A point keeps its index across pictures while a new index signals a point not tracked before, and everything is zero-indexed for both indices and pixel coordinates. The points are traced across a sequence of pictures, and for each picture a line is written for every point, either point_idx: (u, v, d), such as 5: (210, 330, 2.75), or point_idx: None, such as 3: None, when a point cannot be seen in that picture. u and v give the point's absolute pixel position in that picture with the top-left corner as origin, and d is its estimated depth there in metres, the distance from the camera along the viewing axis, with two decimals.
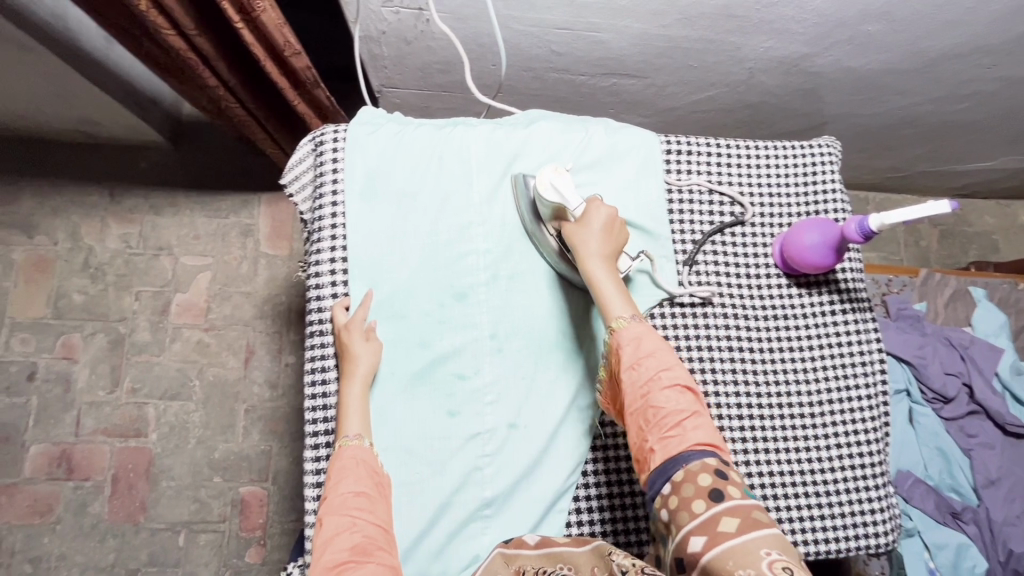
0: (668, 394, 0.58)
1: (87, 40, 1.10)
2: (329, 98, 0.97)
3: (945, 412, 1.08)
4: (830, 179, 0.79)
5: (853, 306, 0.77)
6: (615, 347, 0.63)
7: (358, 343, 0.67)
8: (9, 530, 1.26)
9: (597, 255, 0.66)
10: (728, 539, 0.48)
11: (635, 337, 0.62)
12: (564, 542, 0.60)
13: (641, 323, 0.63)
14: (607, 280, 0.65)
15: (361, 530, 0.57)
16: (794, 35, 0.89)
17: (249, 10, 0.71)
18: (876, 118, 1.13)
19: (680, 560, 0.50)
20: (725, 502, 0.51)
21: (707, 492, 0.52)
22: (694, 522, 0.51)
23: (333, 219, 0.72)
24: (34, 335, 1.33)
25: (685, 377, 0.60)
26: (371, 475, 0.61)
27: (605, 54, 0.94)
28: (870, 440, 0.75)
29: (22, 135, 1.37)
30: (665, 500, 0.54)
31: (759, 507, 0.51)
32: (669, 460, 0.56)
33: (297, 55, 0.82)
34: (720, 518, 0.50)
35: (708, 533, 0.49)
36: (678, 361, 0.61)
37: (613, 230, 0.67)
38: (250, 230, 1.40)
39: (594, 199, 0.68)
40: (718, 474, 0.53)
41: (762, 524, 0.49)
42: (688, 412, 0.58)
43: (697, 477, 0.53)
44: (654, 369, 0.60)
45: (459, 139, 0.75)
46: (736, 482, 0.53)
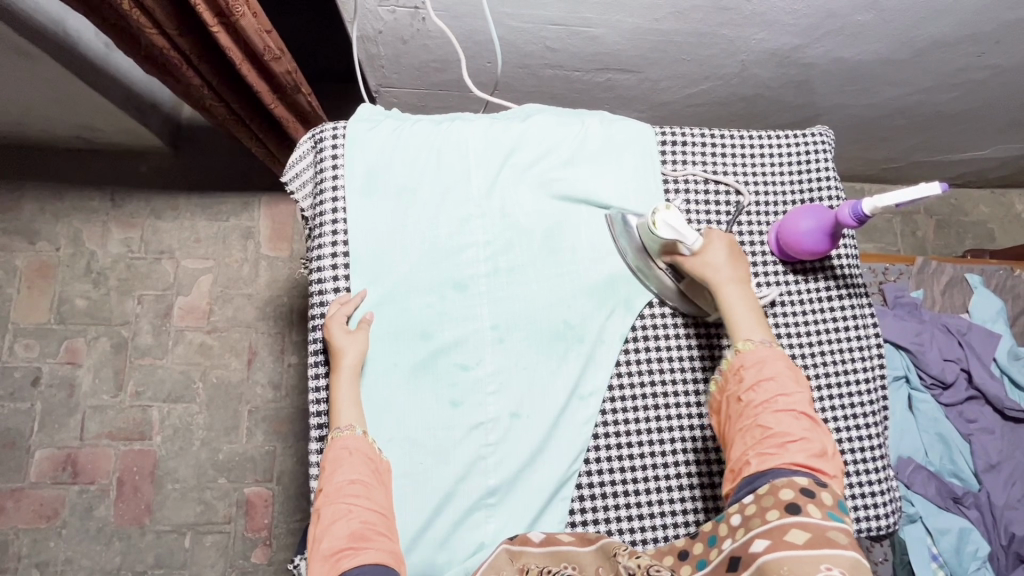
0: (780, 416, 0.58)
1: (86, 46, 1.11)
2: (309, 100, 0.98)
3: (944, 398, 1.09)
4: (823, 166, 0.80)
5: (849, 292, 0.78)
6: (735, 366, 0.63)
7: (341, 336, 0.67)
8: (15, 535, 1.26)
9: (730, 280, 0.67)
10: (791, 550, 0.49)
11: (757, 360, 0.62)
12: (568, 540, 0.61)
13: (768, 349, 0.63)
14: (741, 304, 0.66)
15: (359, 516, 0.58)
16: (786, 26, 0.90)
17: (228, 14, 0.72)
18: (869, 109, 1.14)
19: (734, 559, 0.53)
20: (800, 516, 0.52)
21: (786, 504, 0.53)
22: (763, 527, 0.52)
23: (333, 215, 0.72)
24: (37, 341, 1.34)
25: (804, 405, 0.59)
26: (367, 463, 0.62)
27: (599, 50, 0.95)
28: (869, 422, 0.75)
29: (23, 143, 1.38)
30: (741, 506, 0.55)
31: (840, 531, 0.51)
32: (761, 473, 0.56)
33: (277, 60, 0.83)
34: (789, 529, 0.51)
35: (772, 538, 0.51)
36: (800, 389, 0.60)
37: (737, 257, 0.68)
38: (250, 232, 1.41)
39: (714, 232, 0.69)
40: (804, 492, 0.53)
41: (835, 544, 0.50)
42: (797, 436, 0.57)
43: (780, 490, 0.54)
44: (771, 391, 0.60)
45: (457, 134, 0.76)
46: (823, 503, 0.53)
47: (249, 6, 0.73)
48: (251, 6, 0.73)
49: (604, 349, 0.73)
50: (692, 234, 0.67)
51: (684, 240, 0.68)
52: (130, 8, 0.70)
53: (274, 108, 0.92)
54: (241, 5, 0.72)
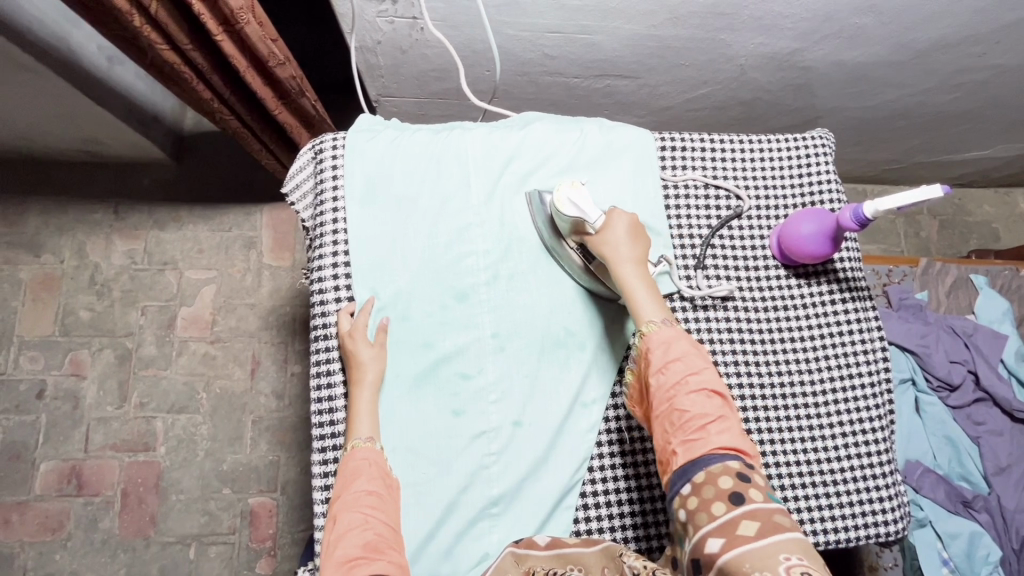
0: (695, 399, 0.58)
1: (89, 60, 1.13)
2: (314, 107, 0.98)
3: (951, 400, 1.07)
4: (823, 170, 0.80)
5: (852, 295, 0.78)
6: (645, 351, 0.63)
7: (362, 347, 0.68)
8: (20, 548, 1.26)
9: (629, 259, 0.67)
10: (745, 544, 0.48)
11: (662, 343, 0.62)
12: (574, 544, 0.61)
13: (670, 329, 0.63)
14: (641, 285, 0.66)
15: (373, 528, 0.57)
16: (784, 30, 0.90)
17: (233, 21, 0.73)
18: (869, 111, 1.14)
19: (696, 560, 0.51)
20: (745, 505, 0.51)
21: (729, 495, 0.52)
22: (713, 524, 0.51)
23: (334, 225, 0.73)
24: (42, 353, 1.34)
25: (713, 382, 0.60)
26: (384, 476, 0.62)
27: (597, 56, 0.95)
28: (876, 427, 0.75)
29: (27, 157, 1.39)
30: (684, 500, 0.55)
31: (781, 511, 0.51)
32: (692, 463, 0.56)
33: (282, 66, 0.83)
34: (738, 522, 0.50)
35: (726, 535, 0.50)
36: (707, 366, 0.61)
37: (638, 237, 0.68)
38: (253, 242, 1.41)
39: (616, 209, 0.69)
40: (739, 478, 0.54)
41: (782, 527, 0.49)
42: (715, 417, 0.58)
43: (719, 479, 0.54)
44: (682, 375, 0.60)
45: (456, 143, 0.76)
46: (758, 485, 0.54)
47: (252, 12, 0.74)
48: (254, 12, 0.74)
49: (606, 356, 0.73)
50: (595, 211, 0.68)
51: (587, 219, 0.68)
52: (141, 24, 0.71)
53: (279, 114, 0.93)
54: (245, 12, 0.72)
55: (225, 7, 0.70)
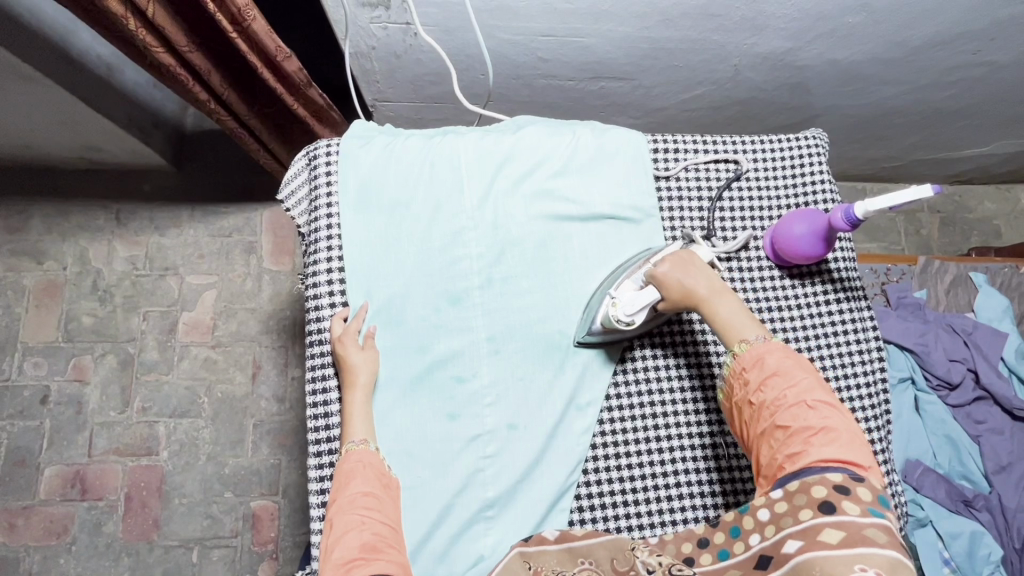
0: (797, 411, 0.57)
1: (88, 69, 1.14)
2: (322, 96, 0.96)
3: (951, 399, 1.07)
4: (817, 170, 0.80)
5: (847, 295, 0.78)
6: (737, 369, 0.62)
7: (354, 352, 0.68)
8: (26, 552, 1.28)
9: (711, 292, 0.66)
10: (825, 549, 0.49)
11: (756, 359, 0.61)
12: (581, 536, 0.60)
13: (773, 345, 0.62)
14: (730, 308, 0.65)
15: (371, 528, 0.58)
16: (777, 30, 0.90)
17: (241, 20, 0.74)
18: (866, 109, 1.13)
19: (767, 558, 0.53)
20: (835, 515, 0.50)
21: (819, 504, 0.51)
22: (796, 527, 0.52)
23: (329, 232, 0.73)
24: (45, 359, 1.36)
25: (817, 396, 0.58)
26: (379, 477, 0.63)
27: (590, 59, 0.96)
28: (871, 426, 0.75)
29: (30, 165, 1.41)
30: (770, 504, 0.55)
31: (879, 525, 0.49)
32: (791, 474, 0.56)
33: (289, 60, 0.84)
34: (822, 529, 0.50)
35: (806, 539, 0.50)
36: (811, 379, 0.59)
37: (693, 269, 0.67)
38: (253, 247, 1.42)
39: (656, 270, 0.67)
40: (838, 490, 0.52)
41: (873, 542, 0.48)
42: (820, 430, 0.56)
43: (812, 488, 0.53)
44: (782, 388, 0.59)
45: (450, 148, 0.76)
46: (861, 498, 0.51)
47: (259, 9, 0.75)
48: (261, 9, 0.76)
49: (602, 358, 0.73)
50: (649, 297, 0.67)
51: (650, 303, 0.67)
52: (138, 27, 0.72)
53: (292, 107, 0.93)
54: (251, 9, 0.74)
55: (232, 6, 0.72)
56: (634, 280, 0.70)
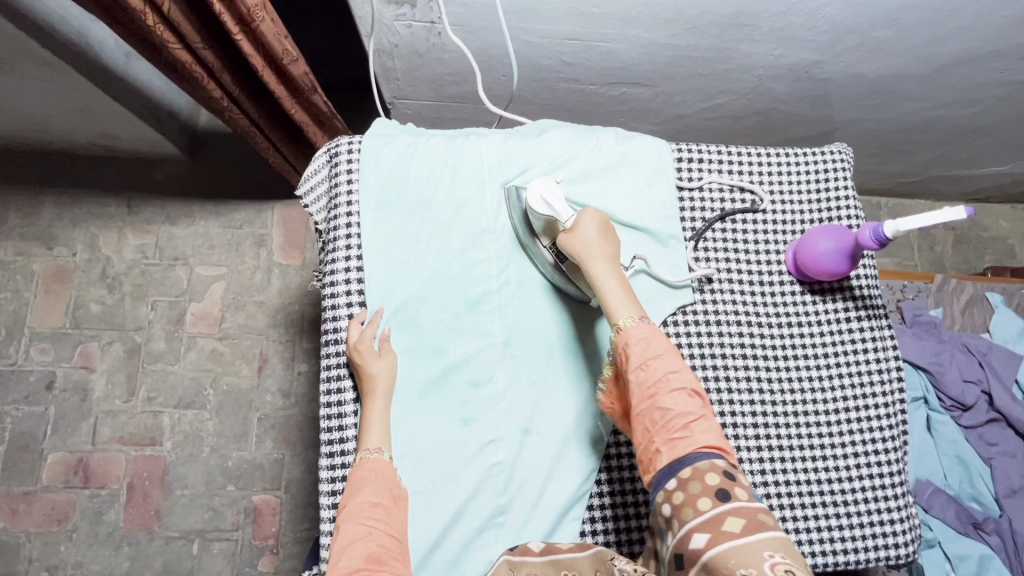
0: (678, 398, 0.58)
1: (106, 55, 1.13)
2: (326, 103, 0.97)
3: (964, 420, 1.06)
4: (842, 185, 0.79)
5: (868, 313, 0.77)
6: (622, 347, 0.62)
7: (372, 360, 0.67)
8: (26, 538, 1.27)
9: (600, 256, 0.66)
10: (730, 540, 0.49)
11: (641, 340, 0.62)
12: (567, 549, 0.62)
13: (649, 328, 0.63)
14: (611, 279, 0.65)
15: (377, 540, 0.58)
16: (804, 42, 0.89)
17: (247, 20, 0.72)
18: (887, 123, 1.12)
19: (679, 555, 0.51)
20: (731, 501, 0.52)
21: (714, 491, 0.53)
22: (698, 518, 0.52)
23: (348, 229, 0.72)
24: (52, 345, 1.35)
25: (692, 382, 0.60)
26: (389, 488, 0.62)
27: (613, 64, 0.95)
28: (888, 447, 0.74)
29: (42, 149, 1.40)
30: (668, 496, 0.55)
31: (763, 509, 0.52)
32: (678, 461, 0.56)
33: (295, 63, 0.83)
34: (724, 518, 0.51)
35: (711, 530, 0.50)
36: (686, 367, 0.61)
37: (608, 235, 0.68)
38: (263, 240, 1.42)
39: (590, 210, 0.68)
40: (727, 476, 0.54)
41: (766, 526, 0.50)
42: (696, 415, 0.58)
43: (705, 476, 0.54)
44: (667, 382, 0.59)
45: (472, 149, 0.75)
46: (743, 484, 0.54)
47: (267, 10, 0.74)
48: (268, 10, 0.74)
49: None
50: (567, 209, 0.68)
51: (558, 213, 0.68)
52: (155, 23, 0.70)
53: (292, 112, 0.92)
54: (259, 10, 0.72)
55: (240, 6, 0.70)
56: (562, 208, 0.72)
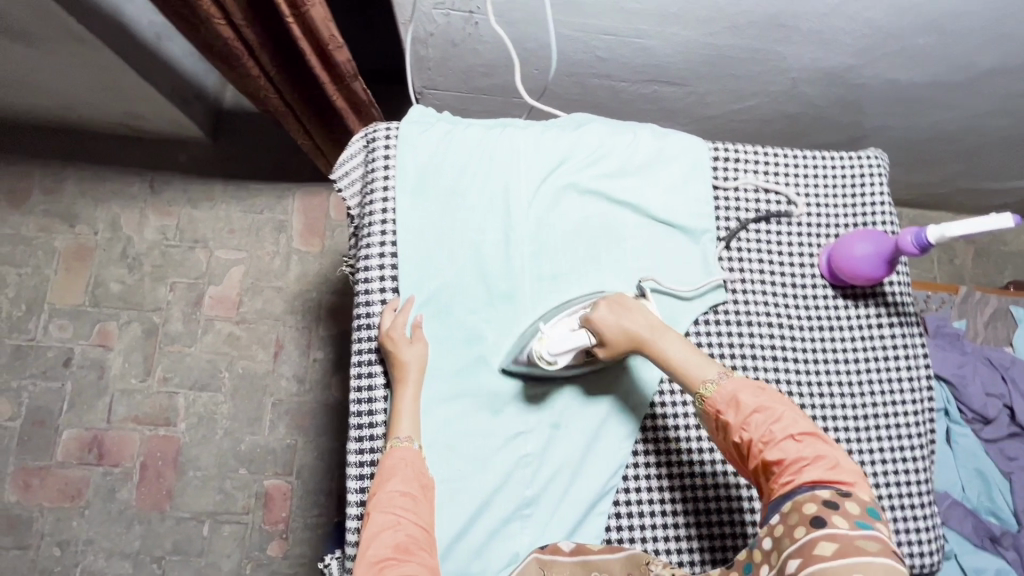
0: (774, 439, 0.57)
1: (139, 34, 1.14)
2: (365, 92, 0.97)
3: (985, 433, 1.05)
4: (877, 191, 0.79)
5: (900, 320, 0.77)
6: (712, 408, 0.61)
7: (404, 347, 0.67)
8: (39, 513, 1.28)
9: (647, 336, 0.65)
10: (822, 562, 0.49)
11: (728, 394, 0.60)
12: (598, 550, 0.62)
13: (731, 379, 0.61)
14: (673, 354, 0.64)
15: (404, 529, 0.58)
16: (842, 45, 0.88)
17: (298, 3, 0.73)
18: (916, 132, 1.12)
19: None
20: (826, 528, 0.51)
21: (810, 520, 0.52)
22: (793, 546, 0.52)
23: (383, 214, 0.73)
24: (71, 322, 1.36)
25: (792, 420, 0.58)
26: (418, 477, 0.62)
27: (647, 61, 0.94)
28: (916, 455, 0.74)
29: (68, 127, 1.41)
30: (770, 530, 0.55)
31: (871, 537, 0.50)
32: (780, 498, 0.56)
33: (339, 49, 0.83)
34: (817, 542, 0.50)
35: (803, 555, 0.50)
36: (786, 406, 0.59)
37: (628, 315, 0.66)
38: (283, 226, 1.42)
39: (593, 315, 0.65)
40: (827, 505, 0.52)
41: (865, 551, 0.49)
42: (799, 453, 0.56)
43: (803, 506, 0.53)
44: (763, 421, 0.58)
45: (509, 140, 0.75)
46: (849, 512, 0.52)
47: None
48: None
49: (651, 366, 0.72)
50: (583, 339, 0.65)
51: (579, 346, 0.65)
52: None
53: (332, 97, 0.93)
54: None
55: None
56: (566, 319, 0.68)
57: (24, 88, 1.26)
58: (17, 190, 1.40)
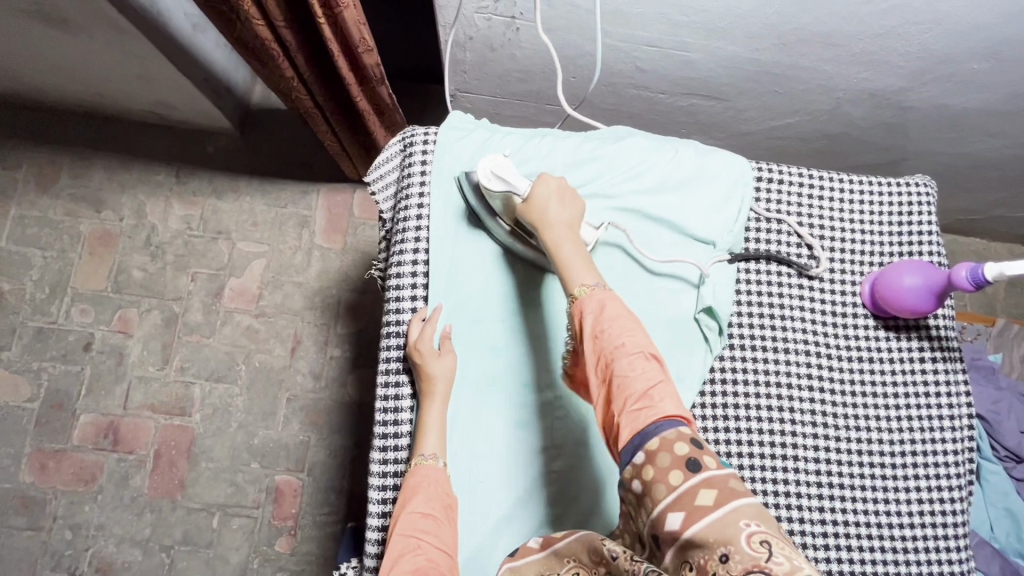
0: (633, 362, 0.52)
1: (174, 25, 1.13)
2: (391, 95, 0.95)
3: (1017, 472, 1.01)
4: (926, 220, 0.76)
5: (944, 355, 0.74)
6: (578, 314, 0.57)
7: (431, 359, 0.66)
8: (53, 495, 1.29)
9: (558, 219, 0.63)
10: (707, 516, 0.44)
11: (597, 303, 0.57)
12: (562, 537, 0.57)
13: (602, 290, 0.58)
14: (567, 246, 0.61)
15: (425, 552, 0.55)
16: (894, 68, 0.86)
17: (332, 5, 0.71)
18: (960, 158, 1.08)
19: (656, 536, 0.47)
20: (702, 472, 0.47)
21: (685, 461, 0.47)
22: (671, 496, 0.46)
23: (418, 220, 0.72)
24: (92, 307, 1.37)
25: (646, 343, 0.54)
26: (442, 498, 0.60)
27: (688, 74, 0.92)
28: (954, 497, 0.71)
29: (99, 112, 1.42)
30: (638, 471, 0.49)
31: (734, 475, 0.48)
32: (642, 431, 0.50)
33: (369, 52, 0.81)
34: (696, 492, 0.46)
35: (685, 508, 0.46)
36: (640, 328, 0.55)
37: (566, 198, 0.65)
38: (306, 221, 1.42)
39: (550, 177, 0.65)
40: (693, 443, 0.49)
41: (739, 492, 0.46)
42: (657, 378, 0.52)
43: (674, 446, 0.48)
44: (618, 339, 0.53)
45: (548, 150, 0.74)
46: (711, 449, 0.49)
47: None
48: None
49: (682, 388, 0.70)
50: (521, 182, 0.66)
51: (512, 187, 0.65)
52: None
53: (356, 100, 0.91)
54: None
55: None
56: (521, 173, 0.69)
57: (58, 72, 1.26)
58: (46, 173, 1.41)
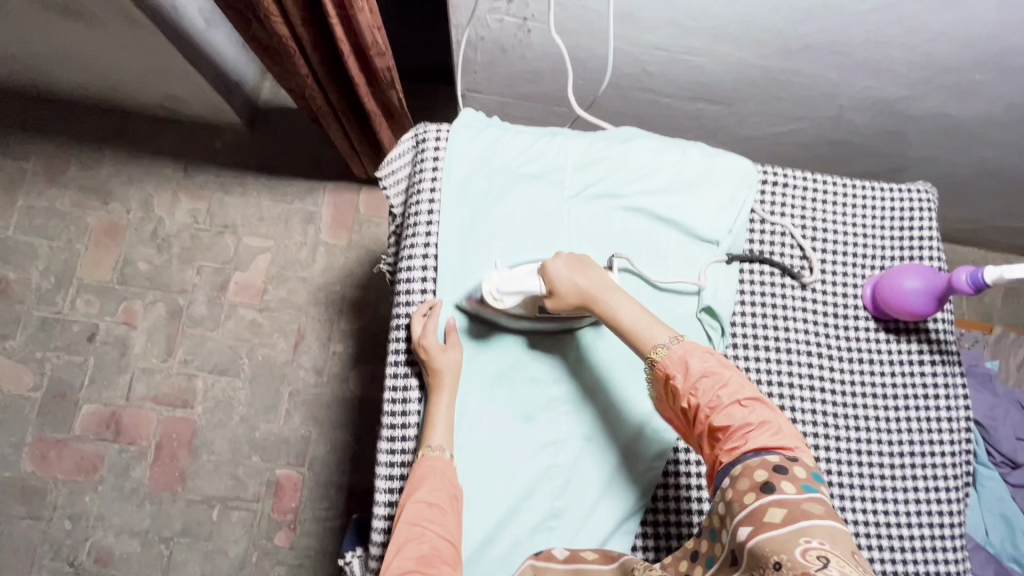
0: (731, 412, 0.57)
1: (188, 20, 1.15)
2: (401, 100, 0.96)
3: (1012, 478, 1.03)
4: (927, 226, 0.78)
5: (943, 358, 0.75)
6: (663, 375, 0.60)
7: (438, 352, 0.67)
8: (54, 484, 1.29)
9: (603, 289, 0.65)
10: (772, 529, 0.49)
11: (680, 359, 0.60)
12: (591, 559, 0.61)
13: (681, 344, 0.61)
14: (625, 311, 0.64)
15: (429, 541, 0.57)
16: (898, 76, 0.87)
17: (347, 7, 0.72)
18: (960, 167, 1.10)
19: (732, 551, 0.51)
20: (776, 494, 0.51)
21: (761, 486, 0.52)
22: (744, 513, 0.52)
23: (429, 216, 0.73)
24: (97, 298, 1.37)
25: (745, 391, 0.58)
26: (448, 489, 0.61)
27: (695, 79, 0.94)
28: (952, 498, 0.73)
29: (110, 104, 1.43)
30: (722, 495, 0.55)
31: (816, 500, 0.51)
32: (730, 465, 0.56)
33: (382, 56, 0.82)
34: (767, 510, 0.51)
35: (754, 523, 0.50)
36: (736, 375, 0.59)
37: (585, 266, 0.67)
38: (312, 217, 1.43)
39: (552, 265, 0.66)
40: (777, 471, 0.53)
41: (811, 515, 0.49)
42: (756, 423, 0.56)
43: (753, 472, 0.53)
44: (712, 388, 0.58)
45: (557, 150, 0.76)
46: (797, 477, 0.53)
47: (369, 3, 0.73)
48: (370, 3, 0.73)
49: None
50: (533, 283, 0.66)
51: (528, 292, 0.66)
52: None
53: (366, 101, 0.92)
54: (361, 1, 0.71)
55: None
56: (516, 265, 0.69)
57: (71, 64, 1.28)
58: (55, 164, 1.42)
